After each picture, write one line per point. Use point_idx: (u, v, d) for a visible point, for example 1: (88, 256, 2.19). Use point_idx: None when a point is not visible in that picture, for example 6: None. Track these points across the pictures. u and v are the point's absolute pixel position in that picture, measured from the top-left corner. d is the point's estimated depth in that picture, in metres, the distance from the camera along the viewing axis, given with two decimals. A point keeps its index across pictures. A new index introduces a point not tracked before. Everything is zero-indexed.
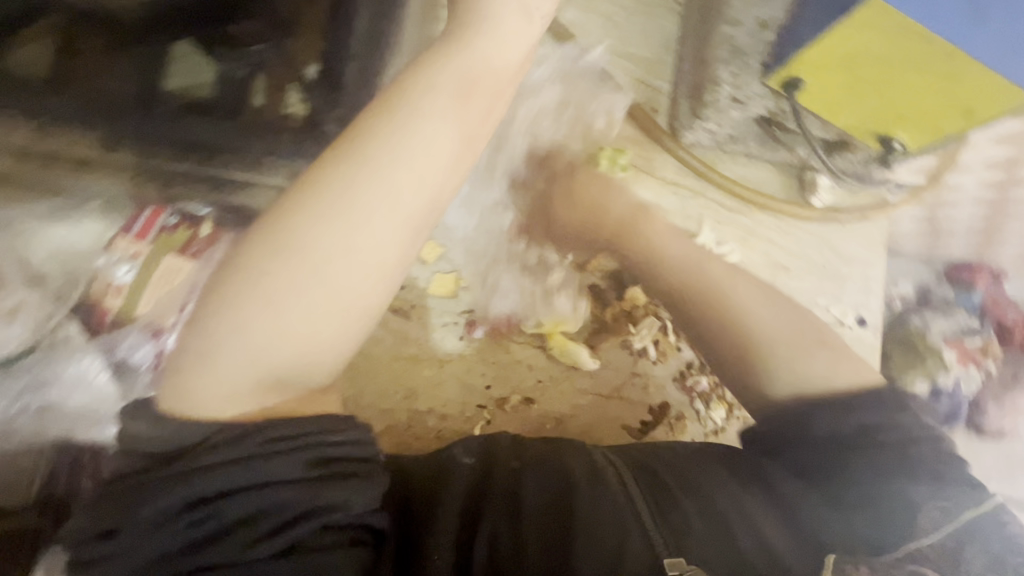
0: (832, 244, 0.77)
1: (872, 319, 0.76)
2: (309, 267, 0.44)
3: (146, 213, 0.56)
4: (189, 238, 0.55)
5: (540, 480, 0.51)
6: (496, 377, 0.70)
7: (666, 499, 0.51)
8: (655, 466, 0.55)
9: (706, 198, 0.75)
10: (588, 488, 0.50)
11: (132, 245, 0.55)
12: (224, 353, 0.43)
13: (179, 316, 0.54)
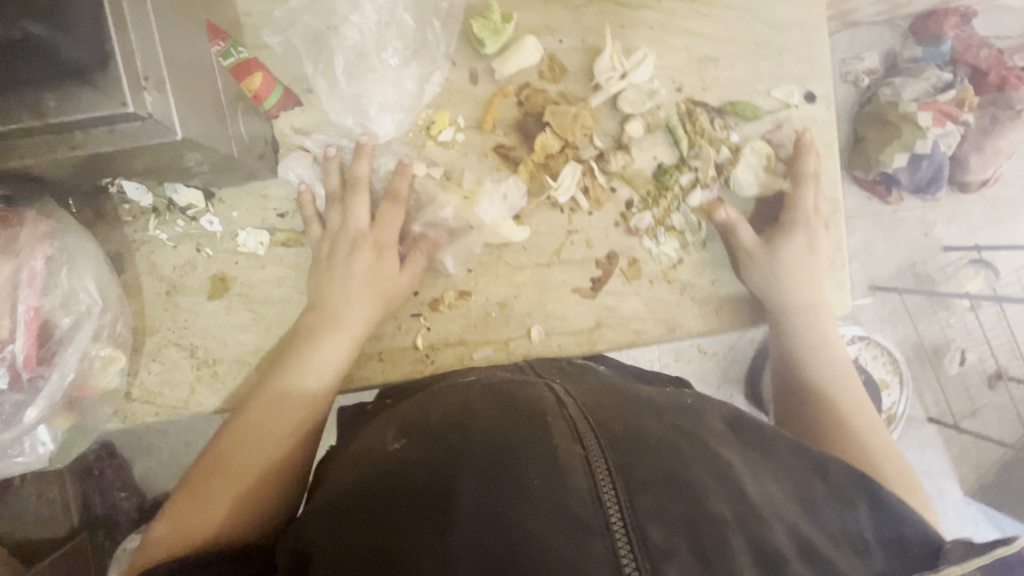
0: (761, 15, 0.64)
1: (820, 91, 0.66)
2: (321, 352, 0.57)
3: None
4: None
5: (481, 476, 0.39)
6: (421, 282, 0.63)
7: (645, 482, 0.38)
8: (636, 425, 0.42)
9: (601, 2, 0.62)
10: (542, 484, 0.38)
11: None
12: (233, 455, 0.52)
13: (16, 320, 0.46)
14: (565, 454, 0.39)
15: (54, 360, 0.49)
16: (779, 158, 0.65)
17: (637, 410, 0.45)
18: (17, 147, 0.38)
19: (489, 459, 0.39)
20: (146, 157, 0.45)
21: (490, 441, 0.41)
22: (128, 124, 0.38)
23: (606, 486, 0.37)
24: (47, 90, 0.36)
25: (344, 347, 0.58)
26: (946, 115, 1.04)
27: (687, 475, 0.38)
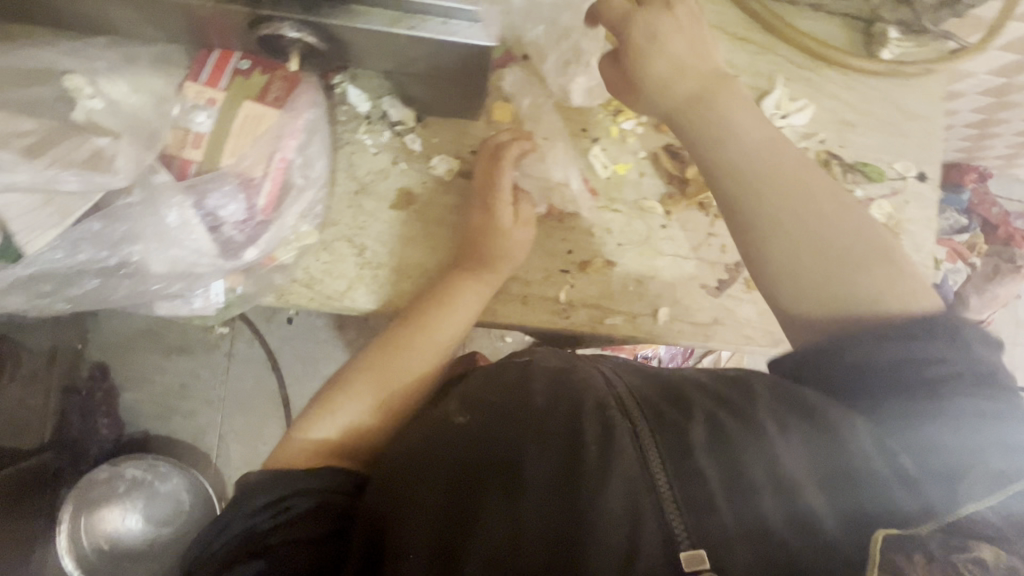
0: (897, 101, 0.76)
1: (931, 175, 0.77)
2: (458, 294, 0.64)
3: (214, 55, 0.51)
4: (266, 83, 0.52)
5: (542, 450, 0.47)
6: (577, 243, 0.69)
7: (688, 460, 0.44)
8: (677, 400, 0.48)
9: (775, 54, 0.73)
10: (595, 456, 0.45)
11: (204, 91, 0.51)
12: (389, 364, 0.62)
13: (272, 164, 0.52)
14: (614, 427, 0.46)
15: (279, 212, 0.52)
16: (892, 219, 0.75)
17: (675, 389, 0.49)
18: (367, 12, 0.45)
19: (541, 430, 0.48)
20: (428, 62, 0.52)
21: (548, 421, 0.48)
22: (460, 20, 0.46)
23: (651, 461, 0.44)
24: None
25: (482, 291, 0.64)
26: (959, 255, 1.28)
27: (722, 456, 0.44)
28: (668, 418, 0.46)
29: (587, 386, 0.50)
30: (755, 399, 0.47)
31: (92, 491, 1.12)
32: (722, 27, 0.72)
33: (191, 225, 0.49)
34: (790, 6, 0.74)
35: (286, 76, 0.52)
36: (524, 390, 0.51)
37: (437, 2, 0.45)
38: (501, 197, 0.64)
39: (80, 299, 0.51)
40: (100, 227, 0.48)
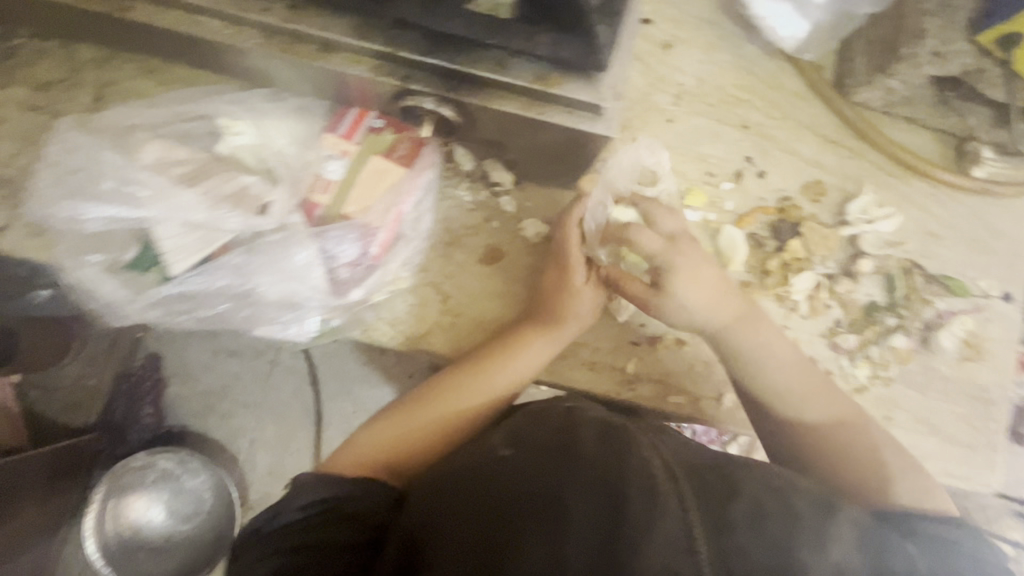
0: (986, 218, 0.76)
1: (1017, 296, 0.75)
2: (521, 340, 0.65)
3: (352, 112, 0.56)
4: (395, 141, 0.56)
5: (588, 490, 0.44)
6: (650, 317, 0.70)
7: (737, 540, 0.43)
8: (724, 478, 0.48)
9: (865, 160, 0.75)
10: (643, 510, 0.43)
11: (340, 143, 0.56)
12: (445, 394, 0.63)
13: (389, 217, 0.56)
14: (662, 488, 0.45)
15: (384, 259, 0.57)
16: (973, 337, 0.73)
17: (725, 472, 0.49)
18: (502, 97, 0.50)
19: (589, 473, 0.46)
20: (545, 141, 0.56)
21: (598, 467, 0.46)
22: (586, 111, 0.50)
23: (695, 524, 0.43)
24: (561, 67, 0.48)
25: (546, 345, 0.65)
26: None
27: (769, 532, 0.44)
28: (715, 494, 0.46)
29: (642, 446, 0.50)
30: (798, 494, 0.48)
31: (122, 478, 1.12)
32: (814, 128, 0.75)
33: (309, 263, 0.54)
34: (884, 116, 0.76)
35: (413, 139, 0.57)
36: (572, 434, 0.51)
37: (568, 96, 0.49)
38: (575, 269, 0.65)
39: (204, 320, 0.57)
40: (238, 261, 0.53)
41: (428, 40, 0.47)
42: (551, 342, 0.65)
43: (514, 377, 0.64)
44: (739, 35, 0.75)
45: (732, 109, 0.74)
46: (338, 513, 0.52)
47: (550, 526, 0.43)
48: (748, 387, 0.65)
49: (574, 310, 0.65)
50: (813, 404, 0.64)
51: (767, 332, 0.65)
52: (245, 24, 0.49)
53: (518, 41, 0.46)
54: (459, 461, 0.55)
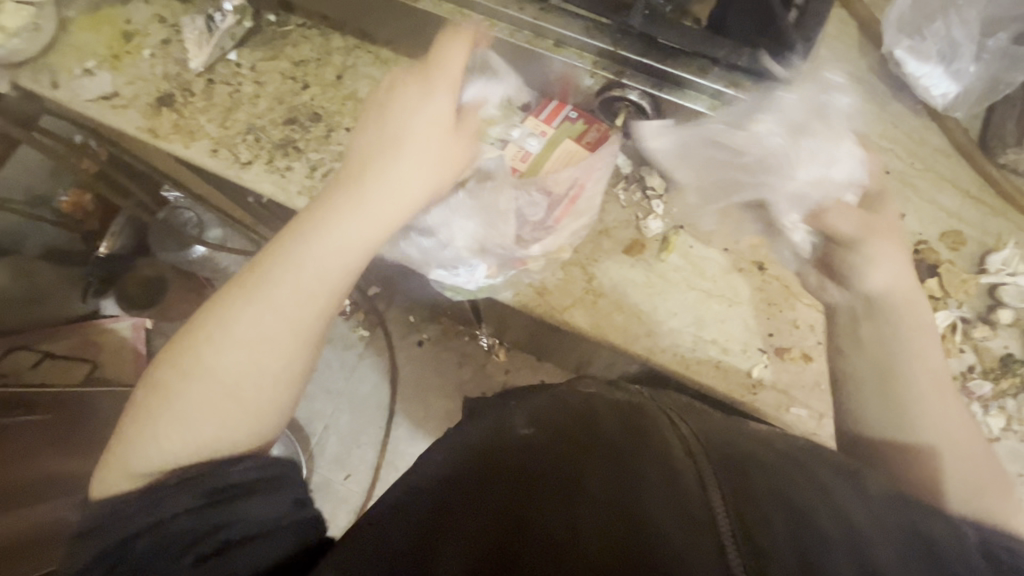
0: None
1: None
2: (394, 143, 0.58)
3: (552, 103, 0.72)
4: (586, 129, 0.71)
5: (605, 479, 0.47)
6: (779, 329, 0.74)
7: (760, 512, 0.42)
8: (744, 461, 0.48)
9: (1006, 219, 0.78)
10: (659, 484, 0.45)
11: (540, 125, 0.72)
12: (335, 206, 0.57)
13: (573, 188, 0.71)
14: (678, 462, 0.48)
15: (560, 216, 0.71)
16: None
17: (740, 451, 0.51)
18: (697, 98, 0.59)
19: (603, 457, 0.49)
20: None
21: (607, 476, 0.47)
22: None
23: (713, 499, 0.43)
24: (755, 76, 0.57)
25: (463, 135, 0.61)
26: None
27: (785, 501, 0.44)
28: (730, 467, 0.47)
29: (652, 448, 0.50)
30: (824, 471, 0.49)
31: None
32: (956, 183, 0.79)
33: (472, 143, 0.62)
34: None
35: (602, 129, 0.71)
36: (586, 429, 0.55)
37: (755, 102, 0.58)
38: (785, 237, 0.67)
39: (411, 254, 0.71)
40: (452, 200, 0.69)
41: (646, 44, 0.58)
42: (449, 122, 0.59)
43: (422, 182, 0.58)
44: (887, 93, 0.82)
45: (875, 155, 0.80)
46: (266, 527, 0.47)
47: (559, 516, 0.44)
48: (844, 367, 0.62)
49: (466, 122, 0.61)
50: (869, 397, 0.59)
51: (918, 320, 0.61)
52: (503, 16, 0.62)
53: (724, 51, 0.56)
54: (473, 442, 0.59)
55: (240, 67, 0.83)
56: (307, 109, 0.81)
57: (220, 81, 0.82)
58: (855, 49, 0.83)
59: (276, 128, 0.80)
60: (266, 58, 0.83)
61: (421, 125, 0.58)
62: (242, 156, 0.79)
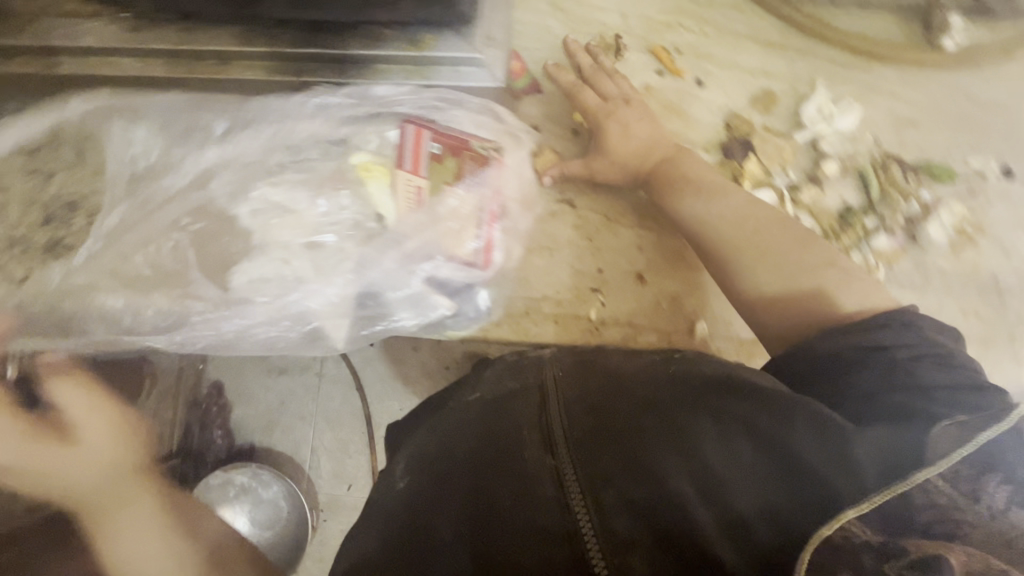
0: (969, 92, 0.69)
1: (1019, 169, 0.68)
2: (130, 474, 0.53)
3: (409, 136, 0.52)
4: (408, 150, 0.52)
5: (462, 508, 0.42)
6: (607, 262, 0.70)
7: (604, 473, 0.38)
8: (603, 407, 0.43)
9: (816, 57, 0.70)
10: (510, 500, 0.40)
11: (411, 179, 0.53)
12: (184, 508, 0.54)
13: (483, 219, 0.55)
14: (528, 462, 0.41)
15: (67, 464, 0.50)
16: (968, 222, 0.67)
17: (603, 386, 0.45)
18: (386, 70, 0.52)
19: (468, 489, 0.43)
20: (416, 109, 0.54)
21: (478, 450, 0.45)
22: (467, 65, 0.51)
23: (569, 482, 0.39)
24: (432, 27, 0.50)
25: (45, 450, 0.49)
26: None
27: (631, 475, 0.37)
28: (589, 426, 0.42)
29: (523, 404, 0.47)
30: (676, 397, 0.42)
31: (209, 497, 0.91)
32: (754, 36, 0.71)
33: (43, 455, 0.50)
34: (829, 7, 0.70)
35: (413, 135, 0.52)
36: (454, 431, 0.49)
37: (446, 54, 0.50)
38: (420, 176, 0.53)
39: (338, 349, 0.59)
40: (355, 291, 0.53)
41: (306, 33, 0.51)
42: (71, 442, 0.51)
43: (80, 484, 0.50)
44: None
45: (663, 35, 0.72)
46: None
47: (434, 507, 0.44)
48: None
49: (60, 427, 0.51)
50: None
51: None
52: (151, 21, 0.52)
53: (384, 12, 0.48)
54: (370, 511, 0.53)
55: None
56: None
57: None
58: None
59: None
60: None
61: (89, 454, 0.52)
62: None
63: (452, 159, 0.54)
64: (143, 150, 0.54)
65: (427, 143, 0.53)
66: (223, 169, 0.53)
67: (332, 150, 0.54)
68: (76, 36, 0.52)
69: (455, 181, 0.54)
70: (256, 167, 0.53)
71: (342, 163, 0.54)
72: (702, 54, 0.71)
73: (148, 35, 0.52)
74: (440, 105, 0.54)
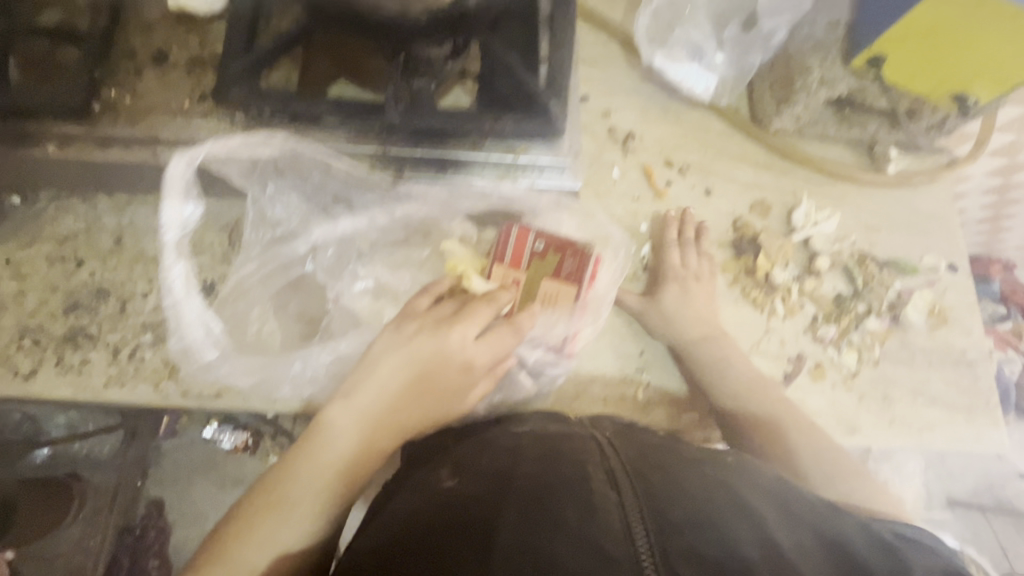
0: (913, 205, 0.87)
1: (961, 265, 0.84)
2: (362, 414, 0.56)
3: (513, 234, 0.60)
4: (511, 246, 0.60)
5: (521, 517, 0.39)
6: (649, 344, 0.76)
7: (677, 524, 0.38)
8: (670, 470, 0.45)
9: (796, 175, 0.86)
10: (579, 525, 0.38)
11: (508, 271, 0.61)
12: (294, 475, 0.55)
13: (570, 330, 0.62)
14: (600, 502, 0.40)
15: (408, 338, 0.57)
16: (935, 306, 0.81)
17: (664, 455, 0.49)
18: (476, 167, 0.59)
19: (528, 501, 0.41)
20: (508, 200, 0.62)
21: (540, 471, 0.45)
22: (553, 168, 0.59)
23: (634, 522, 0.38)
24: (524, 139, 0.58)
25: (391, 350, 0.57)
26: (1008, 344, 1.24)
27: (712, 528, 0.38)
28: (657, 476, 0.44)
29: (585, 448, 0.48)
30: (742, 484, 0.45)
31: None
32: (746, 157, 0.86)
33: (381, 357, 0.57)
34: (801, 138, 0.87)
35: (516, 233, 0.60)
36: (505, 456, 0.49)
37: (536, 160, 0.59)
38: (517, 269, 0.61)
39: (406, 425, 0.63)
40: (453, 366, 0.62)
41: (410, 138, 0.57)
42: (395, 346, 0.57)
43: (371, 399, 0.57)
44: (665, 98, 0.88)
45: (675, 153, 0.85)
46: None
47: (491, 509, 0.41)
48: None
49: (385, 329, 0.58)
50: None
51: None
52: (265, 124, 0.56)
53: (487, 124, 0.56)
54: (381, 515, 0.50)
55: None
56: (89, 287, 0.70)
57: None
58: (623, 60, 0.87)
59: (58, 321, 0.69)
60: (22, 246, 0.71)
61: (382, 355, 0.57)
62: (24, 367, 0.67)
63: (554, 257, 0.61)
64: (279, 216, 0.61)
65: (532, 242, 0.60)
66: (326, 249, 0.61)
67: (416, 237, 0.63)
68: (189, 130, 0.56)
69: (553, 275, 0.61)
70: (352, 243, 0.62)
71: (433, 248, 0.63)
72: (707, 171, 0.85)
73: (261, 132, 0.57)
74: (537, 204, 0.62)
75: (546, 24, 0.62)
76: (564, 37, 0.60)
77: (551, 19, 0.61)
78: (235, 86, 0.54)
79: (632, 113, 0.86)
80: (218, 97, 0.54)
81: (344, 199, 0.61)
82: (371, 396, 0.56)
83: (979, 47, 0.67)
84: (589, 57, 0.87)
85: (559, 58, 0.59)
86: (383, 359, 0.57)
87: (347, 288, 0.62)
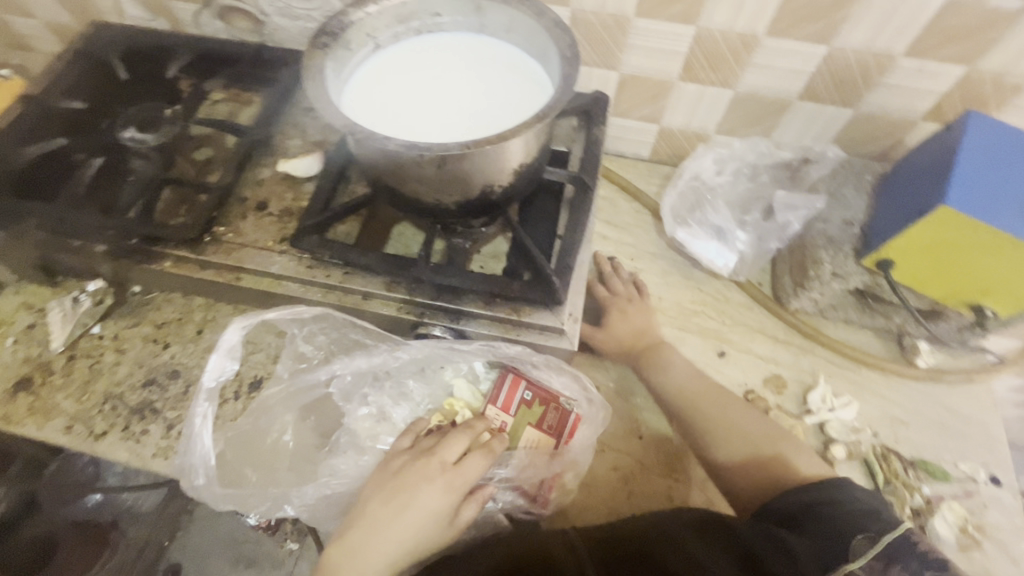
0: (948, 404, 0.83)
1: (1006, 479, 0.78)
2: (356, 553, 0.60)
3: (507, 380, 0.69)
4: (502, 391, 0.69)
5: None
6: (641, 508, 0.74)
7: None
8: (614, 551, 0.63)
9: (816, 354, 0.87)
10: None
11: (500, 414, 0.69)
12: None
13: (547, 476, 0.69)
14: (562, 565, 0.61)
15: (394, 480, 0.64)
16: (970, 522, 0.74)
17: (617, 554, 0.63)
18: (483, 320, 0.68)
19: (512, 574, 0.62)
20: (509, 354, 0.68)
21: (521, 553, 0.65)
22: (551, 330, 0.67)
23: None
24: (530, 302, 0.66)
25: (377, 495, 0.63)
26: None
27: None
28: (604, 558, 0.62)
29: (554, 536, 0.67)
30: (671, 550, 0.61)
31: None
32: (764, 330, 0.89)
33: (370, 498, 0.63)
34: (824, 319, 0.89)
35: (510, 380, 0.69)
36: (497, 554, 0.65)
37: (536, 322, 0.66)
38: (507, 414, 0.69)
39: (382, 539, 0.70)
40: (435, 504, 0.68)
41: (433, 290, 0.68)
42: (381, 492, 0.63)
43: (366, 542, 0.60)
44: (688, 266, 0.94)
45: (693, 318, 0.90)
46: None
47: None
48: None
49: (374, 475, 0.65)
50: None
51: None
52: (324, 264, 0.70)
53: (499, 287, 0.65)
54: None
55: (102, 339, 0.87)
56: (165, 367, 0.85)
57: (83, 355, 0.85)
58: (651, 228, 0.96)
59: (135, 392, 0.83)
60: (128, 326, 0.88)
61: (371, 500, 0.63)
62: (97, 427, 0.80)
63: (540, 407, 0.69)
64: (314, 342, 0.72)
65: (522, 392, 0.69)
66: (343, 376, 0.69)
67: (428, 371, 0.72)
68: (268, 263, 0.70)
69: (537, 424, 0.69)
70: (366, 375, 0.70)
71: (441, 381, 0.73)
72: (722, 339, 0.88)
73: (318, 271, 0.70)
74: (533, 362, 0.69)
75: (567, 207, 0.73)
76: (579, 220, 0.70)
77: (571, 206, 0.72)
78: (307, 237, 0.68)
79: (654, 276, 0.93)
80: (294, 243, 0.69)
81: (369, 339, 0.71)
82: (363, 535, 0.60)
83: (999, 261, 0.69)
84: (620, 223, 0.97)
85: (570, 239, 0.69)
86: (370, 505, 0.62)
87: (353, 411, 0.70)
